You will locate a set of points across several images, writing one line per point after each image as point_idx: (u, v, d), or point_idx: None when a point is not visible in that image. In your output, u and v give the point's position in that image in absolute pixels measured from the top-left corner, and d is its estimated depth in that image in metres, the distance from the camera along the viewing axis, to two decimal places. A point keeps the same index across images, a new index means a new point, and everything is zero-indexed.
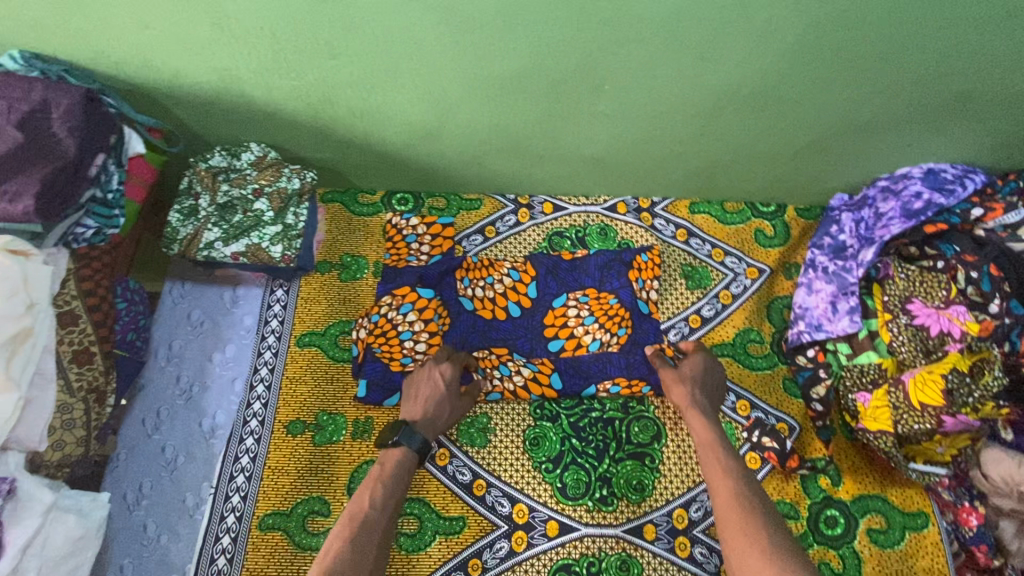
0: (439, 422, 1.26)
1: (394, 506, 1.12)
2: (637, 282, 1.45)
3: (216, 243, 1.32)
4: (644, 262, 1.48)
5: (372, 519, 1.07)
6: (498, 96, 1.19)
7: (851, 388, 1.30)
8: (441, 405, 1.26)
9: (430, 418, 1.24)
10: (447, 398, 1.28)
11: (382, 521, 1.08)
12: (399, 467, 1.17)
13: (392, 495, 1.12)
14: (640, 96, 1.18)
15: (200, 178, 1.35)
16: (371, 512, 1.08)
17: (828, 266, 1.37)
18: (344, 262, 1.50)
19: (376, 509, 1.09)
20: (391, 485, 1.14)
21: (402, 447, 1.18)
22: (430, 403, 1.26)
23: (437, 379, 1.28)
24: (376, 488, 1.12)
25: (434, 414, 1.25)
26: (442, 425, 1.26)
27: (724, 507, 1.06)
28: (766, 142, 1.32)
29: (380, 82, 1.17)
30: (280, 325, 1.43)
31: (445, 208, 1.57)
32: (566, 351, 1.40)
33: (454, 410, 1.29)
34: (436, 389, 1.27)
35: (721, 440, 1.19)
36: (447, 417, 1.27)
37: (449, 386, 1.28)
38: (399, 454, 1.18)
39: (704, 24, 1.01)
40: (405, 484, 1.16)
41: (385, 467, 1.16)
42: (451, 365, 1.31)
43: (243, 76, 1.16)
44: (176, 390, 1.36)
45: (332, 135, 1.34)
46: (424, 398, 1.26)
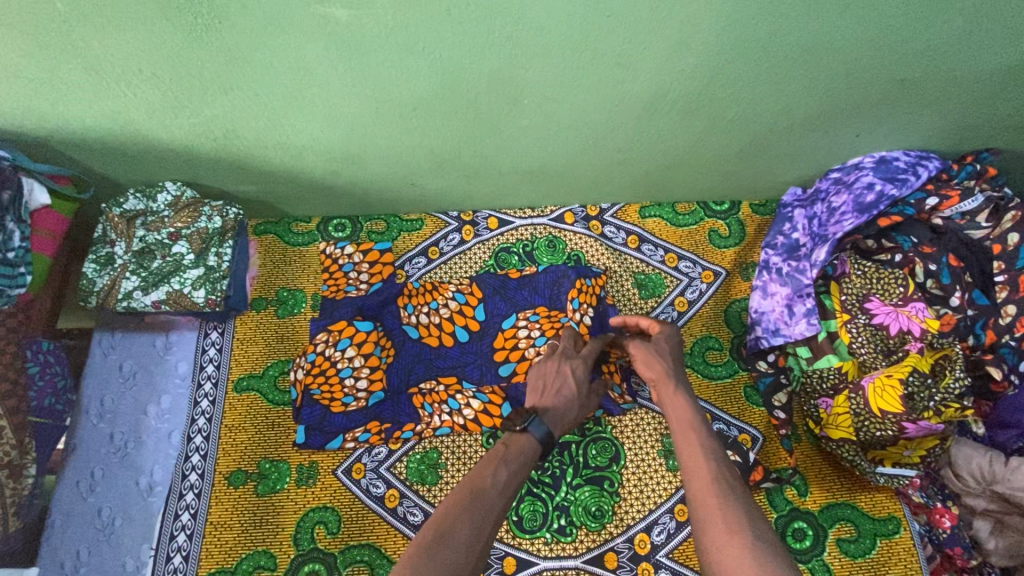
0: (568, 420, 1.13)
1: (514, 490, 0.97)
2: (572, 303, 1.33)
3: (135, 292, 1.26)
4: (587, 284, 1.36)
5: (490, 500, 0.93)
6: (412, 118, 1.12)
7: (812, 394, 1.25)
8: (573, 406, 1.14)
9: (563, 414, 1.12)
10: (580, 396, 1.16)
11: (499, 506, 0.93)
12: (528, 452, 1.02)
13: (515, 477, 0.98)
14: (562, 107, 1.12)
15: (114, 224, 1.28)
16: (487, 492, 0.93)
17: (781, 267, 1.31)
18: (280, 297, 1.43)
19: (496, 489, 0.94)
20: (517, 469, 0.99)
21: (531, 435, 1.04)
22: (562, 399, 1.13)
23: (572, 375, 1.17)
24: (506, 470, 0.97)
25: (569, 412, 1.13)
26: (568, 424, 1.13)
27: (701, 494, 0.90)
28: (706, 143, 1.25)
29: (284, 115, 1.09)
30: (216, 370, 1.36)
31: (385, 232, 1.49)
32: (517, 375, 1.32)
33: (582, 409, 1.17)
34: (569, 385, 1.16)
35: (698, 416, 1.05)
36: (576, 416, 1.15)
37: (583, 387, 1.17)
38: (529, 439, 1.04)
39: (614, 29, 0.95)
40: (528, 467, 1.02)
41: (509, 448, 1.01)
42: (586, 367, 1.20)
43: (137, 119, 1.09)
44: (110, 448, 1.29)
45: (249, 168, 1.27)
46: (554, 390, 1.15)
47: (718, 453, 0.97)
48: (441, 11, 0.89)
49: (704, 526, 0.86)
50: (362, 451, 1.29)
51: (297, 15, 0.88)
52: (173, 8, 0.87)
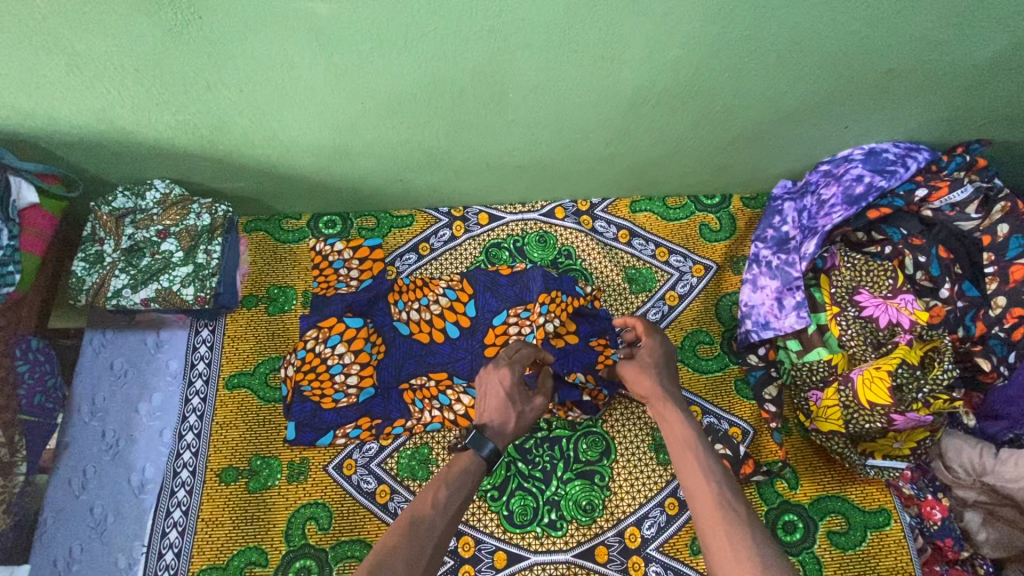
0: (511, 429, 1.09)
1: (458, 510, 0.97)
2: (540, 309, 1.30)
3: (124, 290, 1.26)
4: (563, 298, 1.32)
5: (429, 523, 0.93)
6: (398, 113, 1.12)
7: (802, 386, 1.25)
8: (509, 417, 1.10)
9: (499, 427, 1.08)
10: (515, 404, 1.11)
11: (440, 527, 0.93)
12: (469, 475, 1.01)
13: (457, 497, 0.98)
14: (548, 101, 1.11)
15: (103, 223, 1.28)
16: (426, 518, 0.94)
17: (771, 260, 1.30)
18: (271, 294, 1.43)
19: (436, 512, 0.95)
20: (456, 493, 0.98)
21: (471, 452, 1.04)
22: (497, 412, 1.10)
23: (499, 387, 1.12)
24: (443, 494, 0.97)
25: (504, 423, 1.09)
26: (513, 434, 1.10)
27: (707, 520, 0.88)
28: (694, 136, 1.25)
29: (270, 111, 1.09)
30: (207, 368, 1.36)
31: (375, 228, 1.49)
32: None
33: (524, 415, 1.12)
34: (500, 396, 1.11)
35: (697, 435, 1.02)
36: (519, 425, 1.11)
37: (517, 395, 1.13)
38: (472, 460, 1.03)
39: (597, 21, 0.94)
40: (474, 485, 1.02)
41: (450, 472, 1.02)
42: (511, 371, 1.14)
43: (123, 116, 1.09)
44: (101, 446, 1.30)
45: (238, 165, 1.27)
46: (489, 404, 1.11)
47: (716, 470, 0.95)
48: (422, 6, 0.88)
49: (714, 554, 0.84)
50: (353, 447, 1.29)
51: (276, 9, 0.87)
52: (152, 5, 0.87)
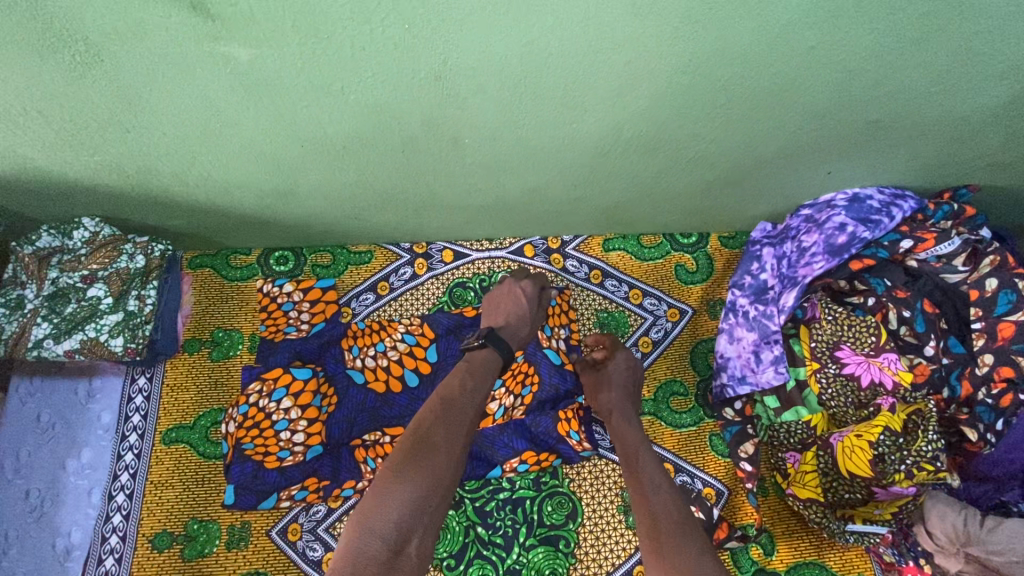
0: (523, 333, 1.18)
1: (484, 395, 1.02)
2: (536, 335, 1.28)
3: (46, 340, 1.15)
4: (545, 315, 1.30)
5: (461, 403, 0.98)
6: (346, 156, 1.03)
7: (779, 447, 1.17)
8: (524, 317, 1.18)
9: (514, 330, 1.16)
10: (531, 311, 1.20)
11: (470, 407, 0.98)
12: (488, 366, 1.08)
13: (482, 385, 1.03)
14: (508, 146, 1.02)
15: (25, 264, 1.17)
16: (455, 398, 0.98)
17: (749, 310, 1.22)
18: (215, 338, 1.33)
19: (465, 394, 1.00)
20: (480, 379, 1.04)
21: (490, 349, 1.10)
22: (514, 317, 1.18)
23: (520, 293, 1.21)
24: (468, 380, 1.02)
25: (519, 327, 1.17)
26: (525, 339, 1.18)
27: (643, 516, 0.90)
28: (668, 180, 1.17)
29: (201, 153, 0.99)
30: (143, 421, 1.26)
31: (331, 265, 1.41)
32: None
33: (536, 322, 1.21)
34: (520, 303, 1.20)
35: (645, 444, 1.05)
36: (529, 330, 1.19)
37: (533, 302, 1.21)
38: (488, 354, 1.10)
39: (556, 70, 0.85)
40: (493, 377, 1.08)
41: (471, 363, 1.07)
42: (531, 282, 1.24)
43: (34, 156, 0.98)
44: (25, 508, 1.20)
45: (174, 203, 1.16)
46: (507, 310, 1.19)
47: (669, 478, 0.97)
48: (357, 53, 0.79)
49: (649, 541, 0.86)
50: (298, 510, 1.20)
51: (191, 55, 0.78)
52: (45, 47, 0.76)
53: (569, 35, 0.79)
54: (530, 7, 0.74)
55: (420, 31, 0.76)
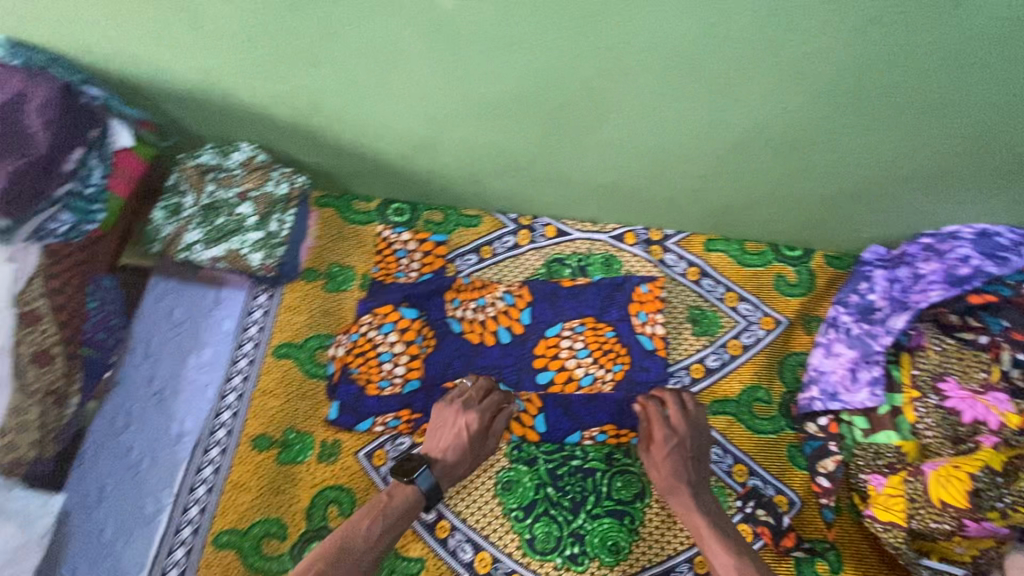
0: (455, 471, 1.18)
1: (387, 545, 1.09)
2: (638, 316, 1.36)
3: (196, 245, 1.28)
4: (644, 292, 1.38)
5: (354, 555, 1.05)
6: (496, 115, 1.10)
7: (862, 467, 1.18)
8: (461, 456, 1.18)
9: (449, 467, 1.17)
10: (470, 449, 1.19)
11: (362, 558, 1.06)
12: (408, 505, 1.12)
13: (389, 534, 1.09)
14: (652, 124, 1.08)
15: (187, 175, 1.31)
16: (352, 551, 1.06)
17: (851, 328, 1.23)
18: (330, 271, 1.45)
19: (365, 546, 1.07)
20: (401, 520, 1.11)
21: (414, 487, 1.13)
22: (452, 450, 1.18)
23: (464, 430, 1.18)
24: (372, 519, 1.09)
25: (455, 467, 1.18)
26: (460, 478, 1.19)
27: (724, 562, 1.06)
28: (793, 185, 1.20)
29: (368, 93, 1.09)
30: (259, 333, 1.38)
31: (441, 223, 1.50)
32: (555, 385, 1.32)
33: (472, 459, 1.20)
34: (461, 439, 1.18)
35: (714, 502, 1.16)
36: (466, 464, 1.19)
37: (475, 437, 1.19)
38: (405, 488, 1.14)
39: (727, 54, 0.91)
40: (407, 521, 1.12)
41: (389, 505, 1.11)
42: (477, 416, 1.20)
43: (227, 77, 1.10)
44: (148, 390, 1.33)
45: (324, 140, 1.27)
46: (447, 444, 1.18)
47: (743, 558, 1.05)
48: (552, 13, 0.87)
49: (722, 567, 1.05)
50: (386, 438, 1.28)
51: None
52: None
53: (752, 18, 0.85)
54: None
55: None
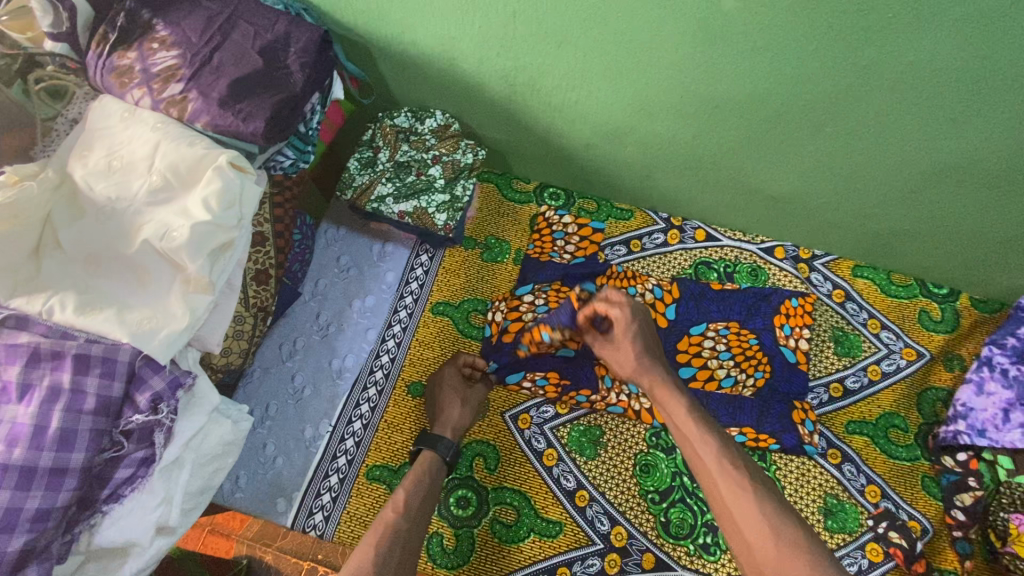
0: (458, 420, 1.24)
1: (421, 506, 1.08)
2: (783, 328, 1.39)
3: (387, 198, 1.37)
4: (793, 306, 1.41)
5: (397, 523, 1.03)
6: (705, 116, 1.18)
7: (1005, 505, 1.17)
8: (456, 407, 1.25)
9: (448, 420, 1.24)
10: (454, 398, 1.27)
11: (406, 522, 1.04)
12: (431, 469, 1.16)
13: (416, 497, 1.09)
14: (857, 145, 1.14)
15: (384, 134, 1.40)
16: (394, 518, 1.04)
17: (1008, 368, 1.26)
18: (488, 243, 1.54)
19: (400, 513, 1.05)
20: (432, 490, 1.13)
21: (428, 451, 1.19)
22: (446, 406, 1.26)
23: (438, 381, 1.30)
24: (407, 489, 1.10)
25: (451, 416, 1.24)
26: (460, 422, 1.24)
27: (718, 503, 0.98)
28: (970, 224, 1.25)
29: (593, 79, 1.17)
30: (419, 289, 1.47)
31: (595, 212, 1.57)
32: (695, 381, 1.35)
33: (469, 407, 1.27)
34: (442, 391, 1.28)
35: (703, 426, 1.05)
36: (464, 413, 1.26)
37: (449, 384, 1.29)
38: (430, 457, 1.18)
39: (971, 88, 0.97)
40: (432, 481, 1.14)
41: (408, 477, 1.14)
42: (449, 365, 1.33)
43: (464, 48, 1.19)
44: (314, 325, 1.42)
45: (519, 119, 1.36)
46: (439, 401, 1.27)
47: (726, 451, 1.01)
48: (820, 32, 0.94)
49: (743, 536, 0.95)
50: (532, 404, 1.36)
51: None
52: None
53: (1016, 60, 0.90)
54: (1002, 28, 0.86)
55: (894, 25, 0.90)
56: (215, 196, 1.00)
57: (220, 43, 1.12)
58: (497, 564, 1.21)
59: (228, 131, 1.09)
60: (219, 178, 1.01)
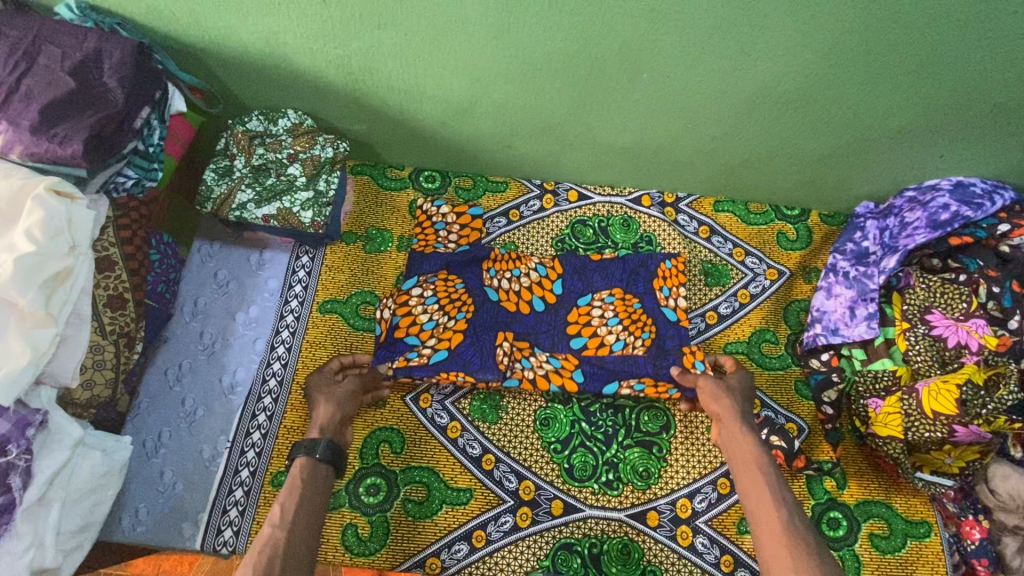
0: (324, 418, 1.22)
1: (300, 515, 1.05)
2: (662, 290, 1.42)
3: (248, 205, 1.36)
4: (668, 268, 1.44)
5: (275, 538, 1.00)
6: (536, 77, 1.23)
7: (863, 393, 1.31)
8: (319, 408, 1.24)
9: (314, 423, 1.22)
10: (316, 399, 1.25)
11: (285, 536, 1.01)
12: (306, 474, 1.13)
13: (295, 507, 1.06)
14: (677, 85, 1.22)
15: (237, 140, 1.37)
16: (272, 534, 1.01)
17: (849, 271, 1.39)
18: (369, 235, 1.54)
19: (278, 528, 1.02)
20: (310, 496, 1.10)
21: (302, 458, 1.14)
22: (310, 411, 1.24)
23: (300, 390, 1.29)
24: (282, 502, 1.07)
25: (316, 418, 1.22)
26: (325, 419, 1.22)
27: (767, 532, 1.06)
28: (797, 143, 1.36)
29: (422, 55, 1.20)
30: (303, 291, 1.46)
31: (471, 189, 1.60)
32: (588, 350, 1.36)
33: (333, 403, 1.24)
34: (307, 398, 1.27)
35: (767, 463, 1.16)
36: (329, 409, 1.23)
37: (311, 387, 1.28)
38: (304, 464, 1.14)
39: (751, 15, 1.06)
40: (309, 487, 1.11)
41: (284, 490, 1.10)
42: (314, 373, 1.31)
43: (290, 41, 1.19)
44: (198, 345, 1.39)
45: (371, 107, 1.37)
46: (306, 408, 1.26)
47: (803, 548, 1.01)
48: None
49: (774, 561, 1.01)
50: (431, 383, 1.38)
51: None
52: None
53: None
54: None
55: None
56: (38, 226, 0.97)
57: (27, 69, 1.07)
58: (413, 541, 1.24)
59: (48, 158, 1.05)
60: (41, 207, 0.98)
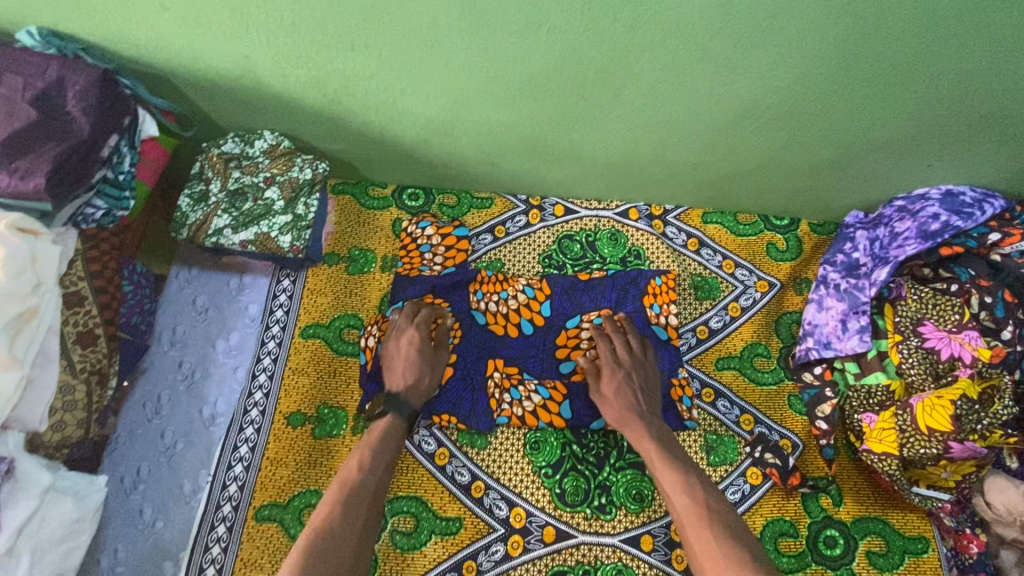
0: (422, 380, 1.27)
1: (358, 504, 1.07)
2: (653, 307, 1.43)
3: (224, 230, 1.32)
4: (658, 284, 1.45)
5: (331, 524, 1.02)
6: (516, 95, 1.20)
7: (856, 408, 1.30)
8: (414, 368, 1.27)
9: (412, 384, 1.26)
10: (422, 360, 1.29)
11: (341, 524, 1.03)
12: (371, 463, 1.14)
13: (353, 497, 1.08)
14: (661, 99, 1.20)
15: (212, 163, 1.33)
16: (329, 521, 1.03)
17: (840, 283, 1.39)
18: (351, 255, 1.50)
19: (334, 514, 1.04)
20: (370, 486, 1.11)
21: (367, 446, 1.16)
22: (408, 374, 1.27)
23: (406, 351, 1.29)
24: (341, 489, 1.09)
25: (415, 379, 1.27)
26: (424, 388, 1.27)
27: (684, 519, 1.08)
28: (784, 155, 1.34)
29: (399, 75, 1.16)
30: (285, 316, 1.42)
31: (455, 206, 1.56)
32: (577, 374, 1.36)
33: (432, 366, 1.29)
34: (410, 355, 1.28)
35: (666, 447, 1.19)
36: (430, 374, 1.29)
37: (417, 349, 1.29)
38: (370, 451, 1.16)
39: (733, 30, 1.03)
40: (373, 477, 1.12)
41: (344, 474, 1.12)
42: (415, 329, 1.31)
43: (262, 63, 1.15)
44: (177, 375, 1.35)
45: (350, 126, 1.34)
46: (402, 365, 1.28)
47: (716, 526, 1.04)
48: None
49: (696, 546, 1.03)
50: None
51: None
52: None
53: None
54: None
55: None
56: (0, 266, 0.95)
57: None
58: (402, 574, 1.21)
59: (9, 192, 1.02)
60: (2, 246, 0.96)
